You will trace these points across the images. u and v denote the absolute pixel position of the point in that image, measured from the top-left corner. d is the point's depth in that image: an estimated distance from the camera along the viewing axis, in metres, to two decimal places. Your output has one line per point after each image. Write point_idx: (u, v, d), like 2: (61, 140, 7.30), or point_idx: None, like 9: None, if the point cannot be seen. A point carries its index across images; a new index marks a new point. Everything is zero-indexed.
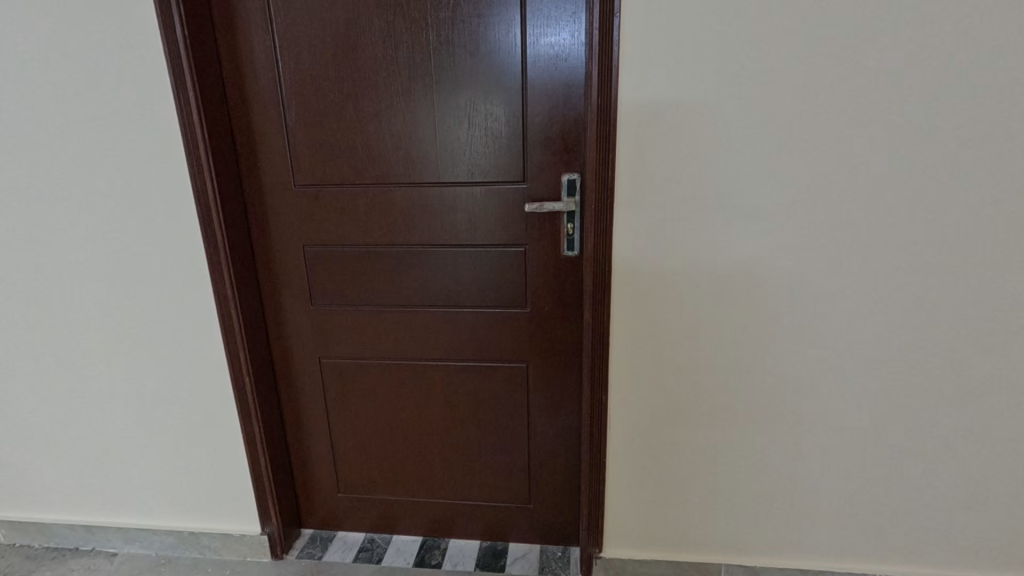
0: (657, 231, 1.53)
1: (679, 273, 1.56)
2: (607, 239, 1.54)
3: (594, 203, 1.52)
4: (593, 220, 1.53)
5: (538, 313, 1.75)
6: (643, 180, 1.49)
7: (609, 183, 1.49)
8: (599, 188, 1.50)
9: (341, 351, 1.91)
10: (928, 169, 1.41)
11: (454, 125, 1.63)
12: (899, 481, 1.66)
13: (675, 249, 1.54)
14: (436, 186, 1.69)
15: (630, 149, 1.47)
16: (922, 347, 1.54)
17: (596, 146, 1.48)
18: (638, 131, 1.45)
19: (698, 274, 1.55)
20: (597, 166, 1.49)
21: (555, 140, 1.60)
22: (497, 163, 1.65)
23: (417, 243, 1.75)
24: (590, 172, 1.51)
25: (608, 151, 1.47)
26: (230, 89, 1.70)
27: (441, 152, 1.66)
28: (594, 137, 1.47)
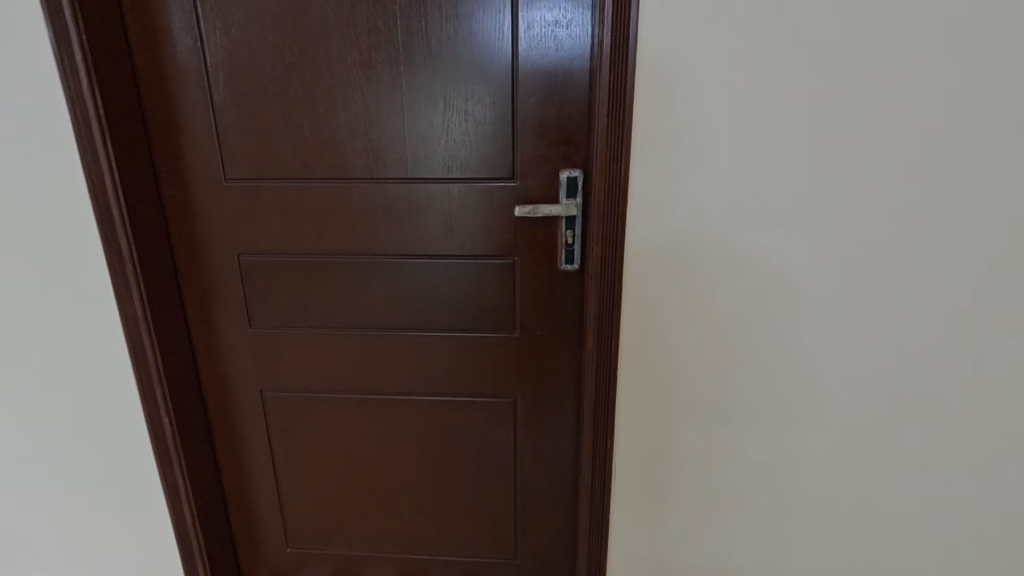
0: (679, 242, 1.24)
1: (703, 293, 1.28)
2: (616, 251, 1.25)
3: (601, 207, 1.23)
4: (600, 227, 1.24)
5: (529, 338, 1.46)
6: (663, 179, 1.20)
7: (622, 182, 1.20)
8: (608, 190, 1.21)
9: (288, 382, 1.58)
10: (1020, 171, 1.14)
11: (427, 108, 1.31)
12: (957, 542, 1.39)
13: (699, 264, 1.26)
14: (405, 184, 1.37)
15: (649, 142, 1.18)
16: (997, 386, 1.28)
17: (606, 137, 1.18)
18: (660, 118, 1.16)
19: (728, 296, 1.27)
20: (607, 161, 1.20)
21: (553, 128, 1.30)
22: (481, 156, 1.34)
23: (380, 253, 1.43)
24: (598, 169, 1.21)
25: (620, 144, 1.18)
26: (140, 56, 1.33)
27: (411, 142, 1.34)
28: (603, 125, 1.18)
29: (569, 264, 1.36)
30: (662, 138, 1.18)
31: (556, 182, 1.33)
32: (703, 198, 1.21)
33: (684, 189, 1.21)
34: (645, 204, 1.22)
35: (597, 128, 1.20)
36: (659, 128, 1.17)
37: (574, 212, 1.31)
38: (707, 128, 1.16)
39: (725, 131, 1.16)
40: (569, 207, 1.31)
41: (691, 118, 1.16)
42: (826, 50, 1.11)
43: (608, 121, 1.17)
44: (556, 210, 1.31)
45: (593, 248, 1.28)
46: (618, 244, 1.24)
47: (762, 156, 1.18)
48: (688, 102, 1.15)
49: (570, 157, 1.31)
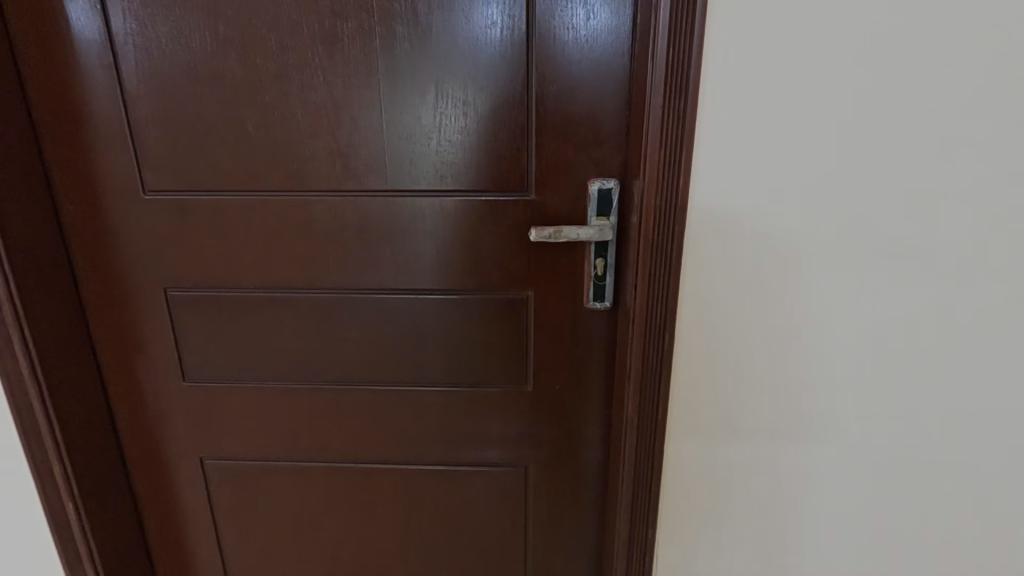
0: (746, 276, 0.94)
1: (775, 342, 0.97)
2: (666, 289, 0.94)
3: (648, 231, 0.91)
4: (644, 258, 0.93)
5: (545, 393, 1.14)
6: (733, 196, 0.90)
7: (678, 201, 0.89)
8: (658, 208, 0.90)
9: (236, 447, 1.24)
10: None
11: (412, 99, 0.99)
12: None
13: (773, 303, 0.95)
14: (384, 199, 1.05)
15: (715, 145, 0.87)
16: None
17: (656, 141, 0.87)
18: (731, 114, 0.86)
19: (809, 347, 0.97)
20: (658, 170, 0.88)
21: (579, 126, 0.98)
22: (484, 162, 1.01)
23: (353, 286, 1.11)
24: (642, 181, 0.90)
25: (675, 148, 0.87)
26: (20, 24, 0.98)
27: (392, 143, 1.01)
28: (649, 122, 0.87)
29: (599, 302, 1.05)
30: (733, 142, 0.87)
31: (582, 197, 1.02)
32: (782, 223, 0.91)
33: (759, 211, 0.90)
34: (707, 227, 0.91)
35: (642, 127, 0.90)
36: (729, 127, 0.86)
37: (608, 236, 1.00)
38: (793, 129, 0.86)
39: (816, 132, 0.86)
40: (601, 228, 0.99)
41: (773, 115, 0.86)
42: (965, 20, 0.80)
43: (661, 118, 0.86)
44: (584, 233, 0.99)
45: (632, 282, 0.97)
46: (669, 279, 0.93)
47: (868, 168, 0.87)
48: (769, 93, 0.85)
49: (602, 165, 1.00)
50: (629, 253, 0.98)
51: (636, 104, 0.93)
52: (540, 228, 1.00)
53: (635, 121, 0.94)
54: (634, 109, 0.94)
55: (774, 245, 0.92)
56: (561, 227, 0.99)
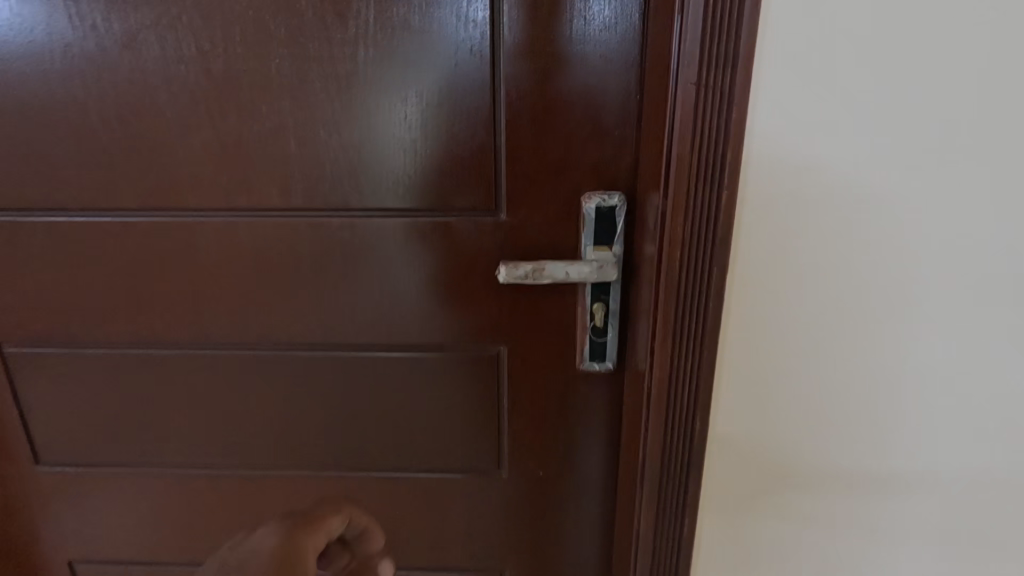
0: (823, 311, 0.61)
1: (863, 407, 0.64)
2: (696, 360, 0.62)
3: (671, 277, 0.60)
4: (665, 316, 0.62)
5: (525, 479, 0.85)
6: (806, 194, 0.57)
7: (718, 235, 0.57)
8: (687, 245, 0.58)
9: (115, 548, 0.93)
10: None
11: (326, 85, 0.68)
12: None
13: (864, 349, 0.62)
14: (297, 225, 0.74)
15: (775, 136, 0.55)
16: None
17: (685, 145, 0.56)
18: (806, 88, 0.53)
19: (916, 417, 0.64)
20: (690, 178, 0.56)
21: (568, 116, 0.68)
22: (435, 172, 0.71)
23: (257, 339, 0.80)
24: (663, 204, 0.59)
25: (714, 155, 0.55)
26: None
27: (301, 148, 0.71)
28: (670, 115, 0.56)
29: (599, 363, 0.75)
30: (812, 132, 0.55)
31: (574, 220, 0.72)
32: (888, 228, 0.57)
33: (848, 211, 0.57)
34: (762, 241, 0.59)
35: (660, 122, 0.58)
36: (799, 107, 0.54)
37: (611, 275, 0.70)
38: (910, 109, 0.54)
39: (945, 116, 0.54)
40: (599, 264, 0.70)
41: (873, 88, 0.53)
42: None
43: (693, 109, 0.54)
44: (575, 271, 0.70)
45: (649, 350, 0.65)
46: (704, 347, 0.62)
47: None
48: (869, 54, 0.52)
49: (602, 176, 0.70)
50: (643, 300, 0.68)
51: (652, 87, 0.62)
52: (513, 264, 0.70)
53: (650, 112, 0.63)
54: (649, 96, 0.63)
55: (871, 262, 0.59)
56: (541, 262, 0.70)
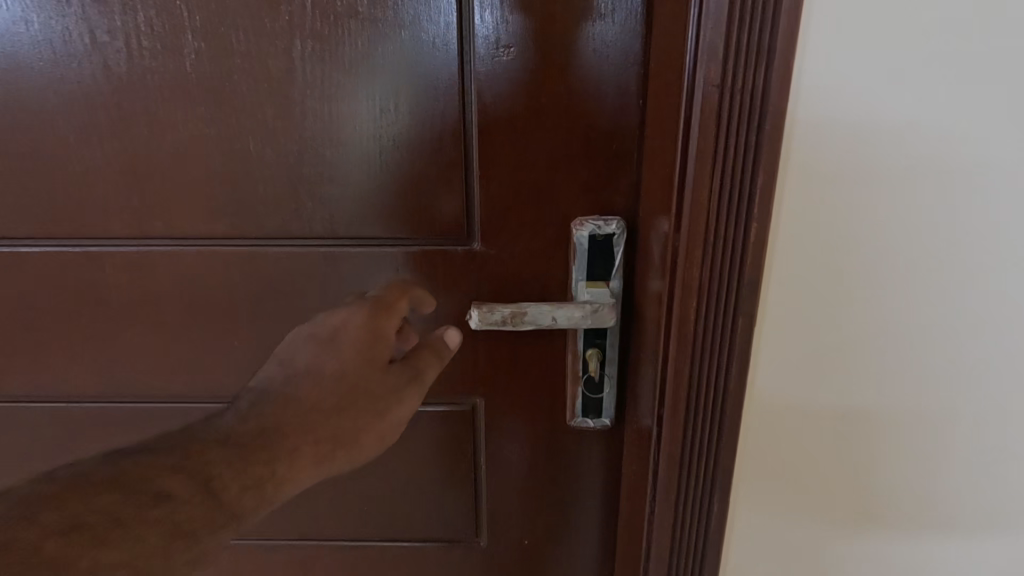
0: (878, 355, 0.48)
1: (923, 466, 0.52)
2: (715, 428, 0.50)
3: (685, 329, 0.47)
4: (677, 376, 0.49)
5: (508, 549, 0.72)
6: (862, 210, 0.44)
7: (744, 279, 0.45)
8: (705, 291, 0.46)
9: None
10: None
11: (255, 87, 0.55)
12: None
13: (931, 398, 0.49)
14: (229, 258, 0.61)
15: (822, 147, 0.42)
16: None
17: (705, 166, 0.43)
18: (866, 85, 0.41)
19: (988, 475, 0.52)
20: (709, 207, 0.44)
21: (555, 122, 0.56)
22: (393, 193, 0.59)
23: (186, 390, 0.67)
24: (675, 240, 0.46)
25: (740, 180, 0.42)
26: None
27: (228, 164, 0.57)
28: (683, 129, 0.43)
29: (593, 419, 0.63)
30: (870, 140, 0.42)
31: (563, 249, 0.60)
32: (968, 253, 0.45)
33: (916, 231, 0.44)
34: (801, 268, 0.46)
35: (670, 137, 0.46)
36: (855, 110, 0.41)
37: (609, 321, 0.57)
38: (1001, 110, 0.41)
39: None
40: (593, 308, 0.57)
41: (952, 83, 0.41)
42: None
43: (716, 119, 0.41)
44: (562, 317, 0.57)
45: (658, 416, 0.52)
46: (724, 416, 0.49)
47: None
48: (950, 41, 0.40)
49: (597, 197, 0.58)
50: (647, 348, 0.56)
51: (658, 90, 0.49)
52: (489, 307, 0.58)
53: (656, 122, 0.50)
54: (655, 100, 0.50)
55: (945, 289, 0.46)
56: (522, 305, 0.58)
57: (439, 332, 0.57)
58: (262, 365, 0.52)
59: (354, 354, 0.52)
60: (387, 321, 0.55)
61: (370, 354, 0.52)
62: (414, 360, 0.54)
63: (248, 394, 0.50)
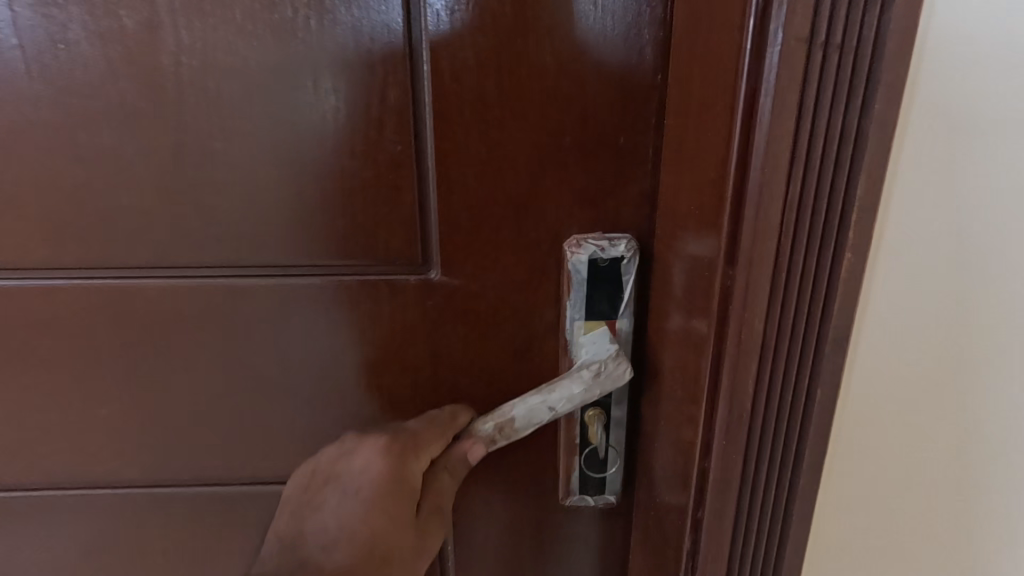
0: (1008, 385, 0.34)
1: None
2: (774, 537, 0.35)
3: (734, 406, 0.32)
4: (724, 475, 0.34)
5: None
6: (995, 196, 0.31)
7: (826, 338, 0.30)
8: (770, 353, 0.31)
9: None
10: None
11: (105, 54, 0.38)
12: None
13: None
14: (87, 297, 0.44)
15: (931, 124, 0.30)
16: None
17: (778, 168, 0.27)
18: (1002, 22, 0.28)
19: None
20: (782, 229, 0.28)
21: (541, 100, 0.40)
22: (317, 206, 0.42)
23: (45, 473, 0.49)
24: (725, 279, 0.30)
25: (827, 189, 0.27)
26: None
27: (74, 167, 0.40)
28: (743, 107, 0.27)
29: (593, 496, 0.49)
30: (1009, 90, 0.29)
31: (551, 279, 0.44)
32: None
33: None
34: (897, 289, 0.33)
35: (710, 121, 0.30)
36: (978, 73, 0.29)
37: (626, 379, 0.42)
38: None
39: None
40: (594, 372, 0.42)
41: None
42: None
43: (802, 92, 0.26)
44: (560, 401, 0.43)
45: (693, 521, 0.36)
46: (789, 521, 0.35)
47: None
48: None
49: (598, 210, 0.43)
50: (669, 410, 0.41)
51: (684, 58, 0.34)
52: (471, 431, 0.45)
53: (680, 102, 0.35)
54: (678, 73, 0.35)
55: None
56: (505, 412, 0.44)
57: (469, 441, 0.45)
58: (283, 510, 0.44)
59: (381, 508, 0.42)
60: (410, 463, 0.43)
61: (394, 508, 0.42)
62: (431, 497, 0.44)
63: (276, 549, 0.42)
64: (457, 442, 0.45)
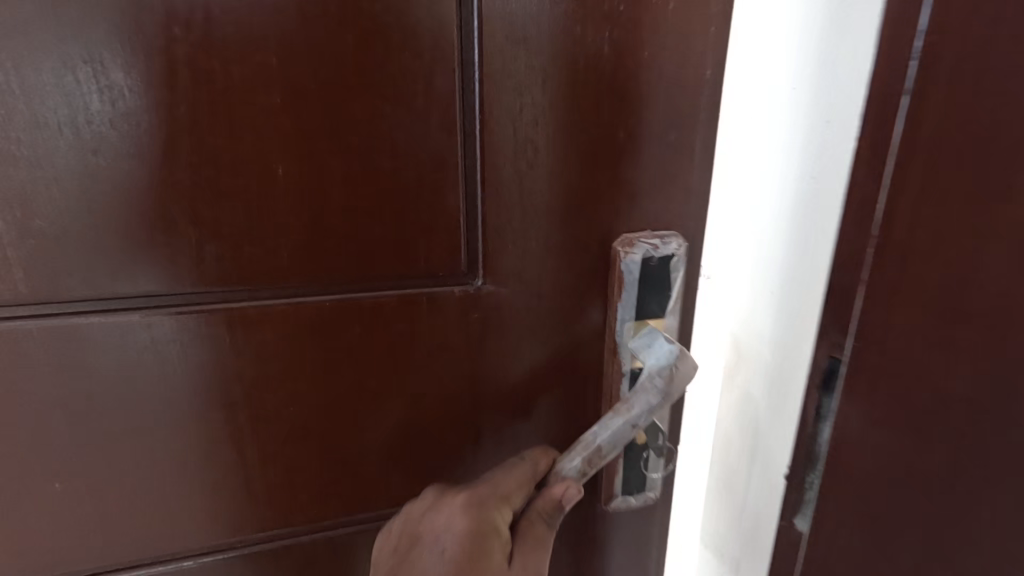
0: None
1: None
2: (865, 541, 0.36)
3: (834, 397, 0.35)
4: None
5: None
6: None
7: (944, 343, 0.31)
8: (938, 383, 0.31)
9: None
10: None
11: (73, 28, 0.30)
12: None
13: None
14: (43, 339, 0.35)
15: None
16: None
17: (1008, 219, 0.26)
18: None
19: None
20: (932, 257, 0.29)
21: (603, 93, 0.37)
22: (347, 213, 0.36)
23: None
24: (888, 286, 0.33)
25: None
26: None
27: (31, 173, 0.32)
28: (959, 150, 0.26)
29: (635, 494, 0.48)
30: None
31: (601, 280, 0.42)
32: None
33: None
34: None
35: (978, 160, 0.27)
36: None
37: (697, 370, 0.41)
38: None
39: None
40: (669, 377, 0.40)
41: None
42: None
43: None
44: (642, 416, 0.40)
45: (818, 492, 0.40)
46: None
47: None
48: None
49: (651, 208, 0.41)
50: (738, 388, 0.45)
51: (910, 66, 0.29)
52: (557, 470, 0.41)
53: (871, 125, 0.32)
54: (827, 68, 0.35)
55: None
56: (591, 440, 0.40)
57: (558, 484, 0.39)
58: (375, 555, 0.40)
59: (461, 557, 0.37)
60: (494, 510, 0.38)
61: (482, 555, 0.37)
62: (527, 531, 0.39)
63: None
64: (546, 489, 0.39)
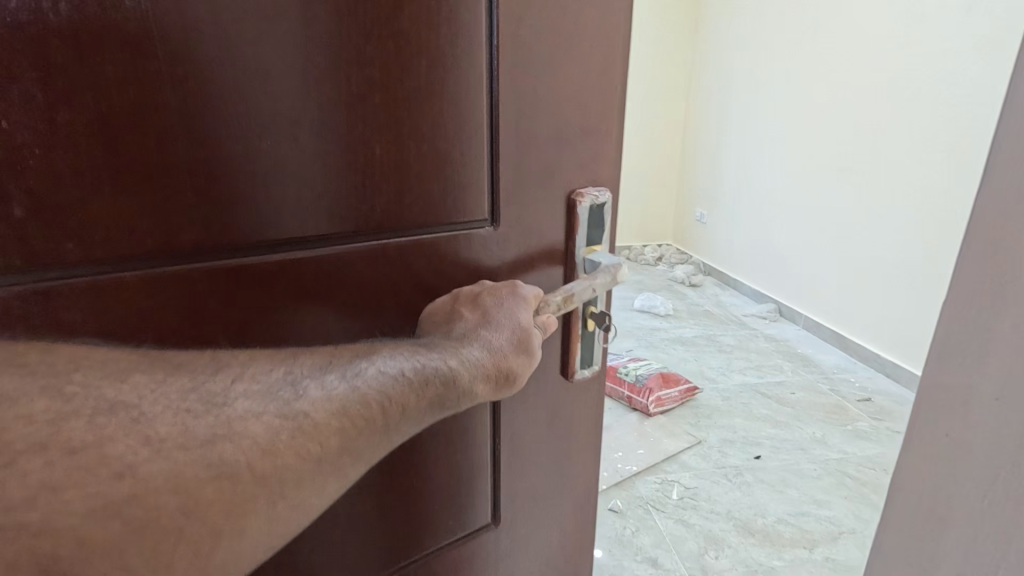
0: None
1: None
2: None
3: None
4: None
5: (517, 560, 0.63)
6: None
7: None
8: None
9: None
10: None
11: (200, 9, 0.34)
12: None
13: None
14: (156, 289, 0.37)
15: None
16: None
17: None
18: None
19: None
20: None
21: (569, 78, 0.50)
22: (393, 169, 0.44)
23: None
24: None
25: None
26: None
27: (126, 136, 0.34)
28: None
29: (586, 366, 0.59)
30: None
31: (564, 222, 0.55)
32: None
33: None
34: None
35: None
36: None
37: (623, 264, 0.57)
38: None
39: None
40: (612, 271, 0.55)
41: None
42: None
43: None
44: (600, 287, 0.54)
45: None
46: None
47: None
48: None
49: (590, 169, 0.55)
50: None
51: None
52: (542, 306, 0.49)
53: None
54: None
55: None
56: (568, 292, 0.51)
57: (542, 315, 0.48)
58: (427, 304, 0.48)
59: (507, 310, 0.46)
60: (534, 296, 0.48)
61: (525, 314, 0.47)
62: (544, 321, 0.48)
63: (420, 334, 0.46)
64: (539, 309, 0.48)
